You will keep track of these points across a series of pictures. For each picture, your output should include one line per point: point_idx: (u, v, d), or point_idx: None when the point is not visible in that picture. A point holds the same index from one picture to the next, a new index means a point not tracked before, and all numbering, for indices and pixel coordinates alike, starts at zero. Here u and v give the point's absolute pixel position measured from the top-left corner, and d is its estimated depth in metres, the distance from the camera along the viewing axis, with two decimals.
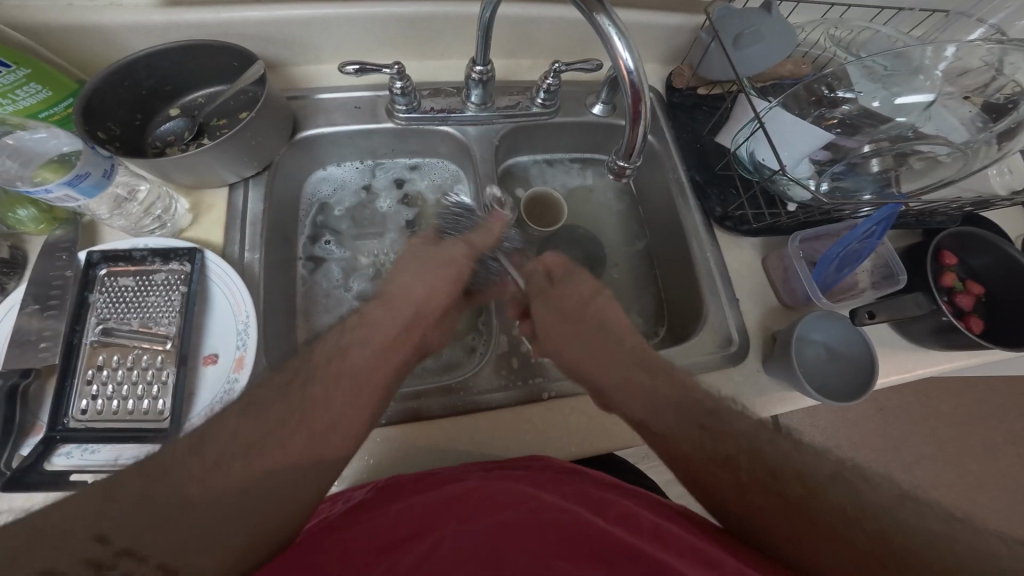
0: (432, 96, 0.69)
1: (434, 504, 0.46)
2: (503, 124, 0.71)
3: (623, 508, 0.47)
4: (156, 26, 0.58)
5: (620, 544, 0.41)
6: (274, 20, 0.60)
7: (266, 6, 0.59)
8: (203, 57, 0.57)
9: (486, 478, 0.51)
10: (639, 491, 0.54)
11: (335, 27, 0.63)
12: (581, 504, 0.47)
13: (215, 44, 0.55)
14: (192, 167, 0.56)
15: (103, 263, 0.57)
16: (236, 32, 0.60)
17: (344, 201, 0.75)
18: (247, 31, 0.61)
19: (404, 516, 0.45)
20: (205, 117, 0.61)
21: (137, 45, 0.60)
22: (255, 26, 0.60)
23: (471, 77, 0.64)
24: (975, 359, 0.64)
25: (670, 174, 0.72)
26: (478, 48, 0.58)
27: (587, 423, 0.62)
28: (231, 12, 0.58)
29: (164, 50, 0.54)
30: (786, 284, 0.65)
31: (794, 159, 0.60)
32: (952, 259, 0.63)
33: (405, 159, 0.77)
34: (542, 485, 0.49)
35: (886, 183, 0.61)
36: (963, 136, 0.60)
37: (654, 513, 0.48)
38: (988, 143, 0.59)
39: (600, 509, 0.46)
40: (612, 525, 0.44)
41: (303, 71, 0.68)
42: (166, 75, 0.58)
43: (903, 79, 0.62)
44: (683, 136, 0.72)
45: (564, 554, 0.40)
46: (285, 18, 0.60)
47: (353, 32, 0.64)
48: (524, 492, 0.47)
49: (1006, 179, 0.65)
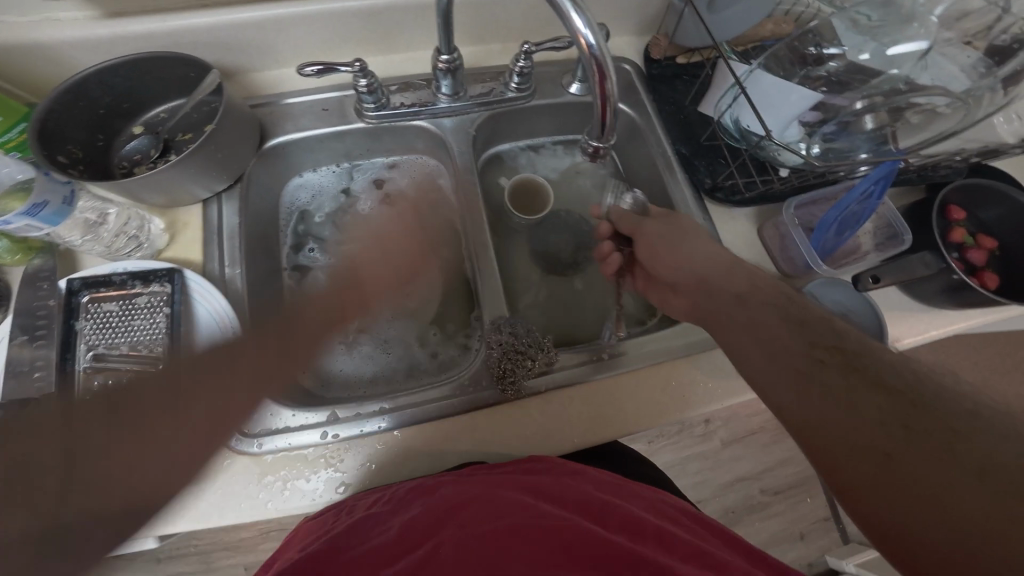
0: (401, 91, 0.66)
1: (437, 509, 0.46)
2: (479, 113, 0.69)
3: (625, 513, 0.47)
4: (102, 40, 0.56)
5: (620, 552, 0.41)
6: (226, 25, 0.58)
7: (214, 10, 0.57)
8: (156, 69, 0.55)
9: (488, 481, 0.50)
10: (646, 491, 0.54)
11: (290, 27, 0.61)
12: (581, 512, 0.46)
13: (165, 54, 0.54)
14: (161, 186, 0.54)
15: (84, 289, 0.55)
16: (187, 41, 0.59)
17: (324, 207, 0.73)
18: (198, 38, 0.59)
19: (408, 522, 0.45)
20: (168, 133, 0.59)
21: (90, 62, 0.58)
22: (207, 34, 0.58)
23: (439, 67, 0.61)
24: (992, 317, 0.61)
25: (655, 148, 0.69)
26: (441, 36, 0.56)
27: (589, 413, 0.60)
28: (179, 20, 0.57)
29: (112, 65, 0.53)
30: (785, 253, 0.62)
31: (781, 123, 0.57)
32: (960, 213, 0.60)
33: (382, 158, 0.75)
34: (545, 490, 0.49)
35: (882, 140, 0.58)
36: (963, 84, 0.55)
37: (656, 517, 0.48)
38: (993, 89, 0.55)
39: (600, 517, 0.46)
40: (618, 534, 0.43)
41: (265, 77, 0.66)
42: (123, 93, 0.56)
43: (895, 28, 0.56)
44: (667, 108, 0.69)
45: (563, 560, 0.39)
46: (238, 23, 0.58)
47: (311, 31, 0.62)
48: (527, 498, 0.47)
49: (1012, 126, 0.61)
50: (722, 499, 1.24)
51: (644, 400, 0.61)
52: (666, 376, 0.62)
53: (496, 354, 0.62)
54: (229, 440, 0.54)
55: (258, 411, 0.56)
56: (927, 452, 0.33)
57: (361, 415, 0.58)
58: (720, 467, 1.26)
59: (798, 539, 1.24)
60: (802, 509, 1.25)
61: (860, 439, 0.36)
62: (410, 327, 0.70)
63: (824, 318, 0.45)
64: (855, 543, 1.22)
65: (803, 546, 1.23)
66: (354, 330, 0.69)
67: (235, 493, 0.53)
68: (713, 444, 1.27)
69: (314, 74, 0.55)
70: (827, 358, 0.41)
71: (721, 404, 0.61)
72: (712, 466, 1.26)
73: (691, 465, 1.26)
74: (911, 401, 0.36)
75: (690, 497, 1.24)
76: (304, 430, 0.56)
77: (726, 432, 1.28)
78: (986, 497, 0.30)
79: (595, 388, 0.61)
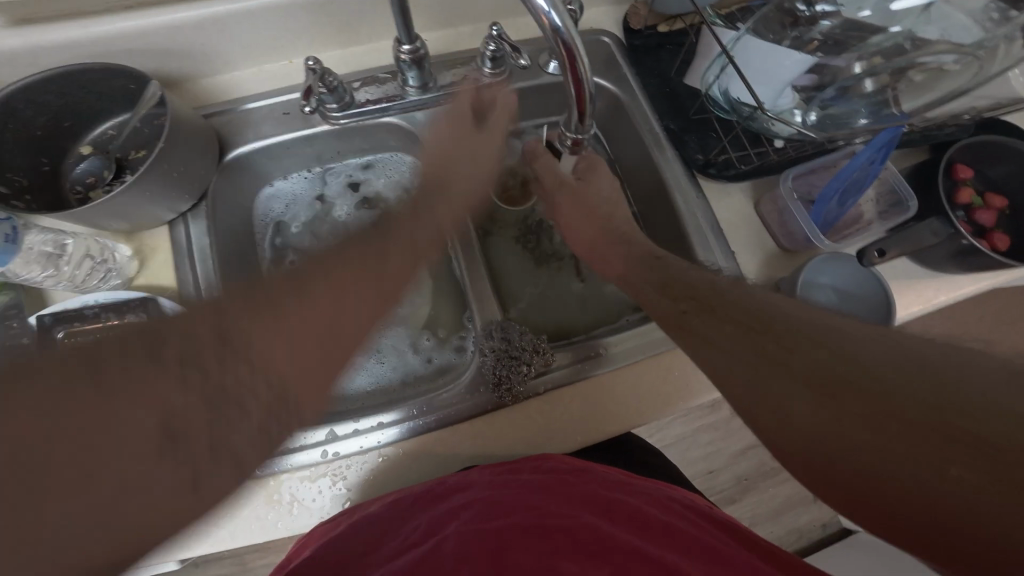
0: (364, 85, 0.62)
1: (444, 514, 0.46)
2: (454, 103, 0.65)
3: (630, 507, 0.47)
4: (21, 52, 0.52)
5: (631, 553, 0.40)
6: (162, 29, 0.54)
7: (146, 12, 0.53)
8: (96, 84, 0.52)
9: (494, 480, 0.49)
10: (654, 487, 0.54)
11: (234, 26, 0.56)
12: (590, 508, 0.46)
13: (100, 66, 0.49)
14: (120, 213, 0.50)
15: (57, 326, 0.50)
16: (120, 49, 0.54)
17: (299, 216, 0.70)
18: (133, 45, 0.54)
19: (414, 532, 0.45)
20: (120, 151, 0.56)
21: (13, 79, 0.53)
22: (142, 40, 0.54)
23: (402, 59, 0.57)
24: (1002, 277, 0.58)
25: (642, 125, 0.65)
26: (399, 24, 0.52)
27: (591, 409, 0.58)
28: (108, 25, 0.52)
29: (46, 83, 0.49)
30: (784, 228, 0.59)
31: (773, 91, 0.54)
32: (966, 171, 0.57)
33: (356, 159, 0.71)
34: (550, 487, 0.48)
35: (881, 105, 0.55)
36: (974, 35, 0.50)
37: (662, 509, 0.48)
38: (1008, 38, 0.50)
39: (609, 512, 0.45)
40: (626, 533, 0.43)
41: (216, 83, 0.62)
42: (62, 111, 0.52)
43: None
44: (651, 82, 0.66)
45: (568, 554, 0.39)
46: (174, 26, 0.54)
47: (258, 30, 0.58)
48: (536, 499, 0.46)
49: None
50: (735, 469, 1.25)
51: (648, 391, 0.59)
52: (669, 365, 0.60)
53: (490, 360, 0.60)
54: None
55: None
56: (844, 400, 0.35)
57: (359, 430, 0.55)
58: (731, 438, 1.26)
59: (812, 501, 1.25)
60: None
61: (778, 398, 0.37)
62: (401, 333, 0.68)
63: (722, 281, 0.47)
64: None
65: (817, 508, 1.25)
66: None
67: (242, 518, 0.51)
68: (723, 415, 1.27)
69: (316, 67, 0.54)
70: (732, 326, 0.43)
71: None
72: (723, 436, 1.26)
73: (702, 437, 1.26)
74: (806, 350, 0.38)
75: (703, 468, 1.25)
76: (302, 449, 0.54)
77: None
78: (898, 433, 0.32)
79: (596, 384, 0.59)
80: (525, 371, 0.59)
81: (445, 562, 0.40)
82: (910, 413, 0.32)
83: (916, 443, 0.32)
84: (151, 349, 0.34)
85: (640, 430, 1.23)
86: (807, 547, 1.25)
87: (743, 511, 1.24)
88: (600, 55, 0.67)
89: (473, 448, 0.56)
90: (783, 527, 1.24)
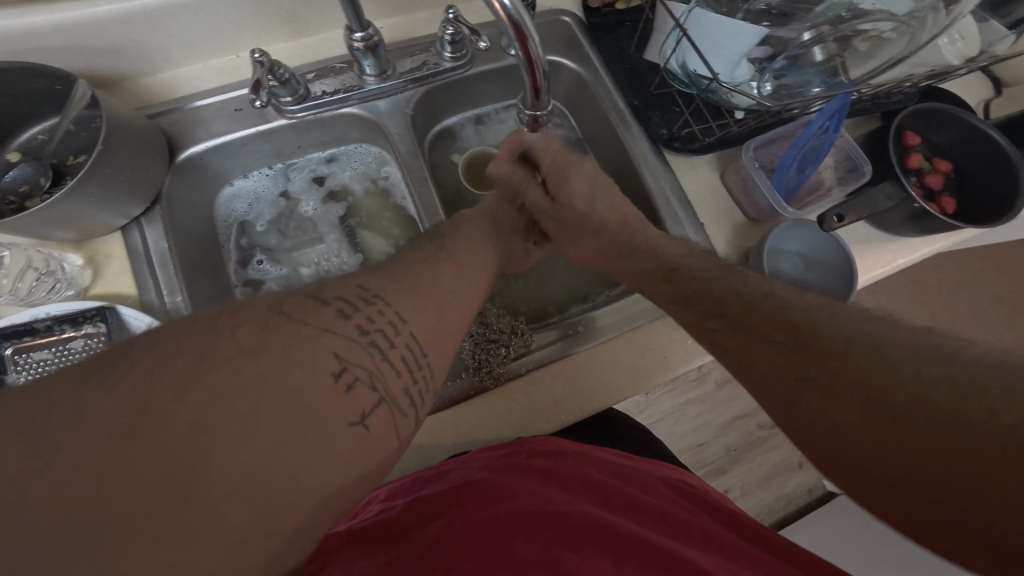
0: (319, 77, 0.60)
1: (440, 494, 0.47)
2: (415, 89, 0.64)
3: (626, 494, 0.48)
4: None
5: (629, 535, 0.42)
6: (89, 24, 0.50)
7: (65, 7, 0.49)
8: (14, 83, 0.48)
9: (492, 465, 0.51)
10: (643, 471, 0.56)
11: (171, 20, 0.54)
12: (585, 496, 0.47)
13: (17, 67, 0.47)
14: (65, 220, 0.48)
15: (6, 342, 0.47)
16: (40, 48, 0.50)
17: (264, 214, 0.68)
18: (55, 44, 0.51)
19: (411, 510, 0.47)
20: (57, 157, 0.53)
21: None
22: (70, 40, 0.51)
23: (355, 48, 0.55)
24: (954, 238, 0.61)
25: (606, 102, 0.65)
26: (348, 12, 0.50)
27: (572, 388, 0.59)
28: (16, 19, 0.48)
29: None
30: (750, 198, 0.61)
31: (729, 64, 0.55)
32: (915, 139, 0.59)
33: (318, 153, 0.69)
34: (547, 475, 0.49)
35: (833, 72, 0.56)
36: (905, 6, 0.51)
37: (658, 497, 0.50)
38: (935, 9, 0.50)
39: (606, 500, 0.47)
40: (626, 518, 0.45)
41: (161, 81, 0.60)
42: None
43: None
44: (612, 60, 0.65)
45: (565, 542, 0.40)
46: (98, 21, 0.50)
47: (196, 23, 0.55)
48: (532, 484, 0.47)
49: (957, 48, 0.58)
50: (723, 440, 1.30)
51: (625, 367, 0.60)
52: (646, 339, 0.61)
53: (469, 345, 0.60)
54: None
55: None
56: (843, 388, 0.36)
57: None
58: (717, 409, 1.31)
59: (797, 466, 1.31)
60: None
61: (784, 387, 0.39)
62: None
63: (711, 272, 0.49)
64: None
65: (802, 473, 1.31)
66: None
67: None
68: (708, 387, 1.31)
69: (263, 61, 0.51)
70: (730, 316, 0.45)
71: (702, 359, 0.61)
72: (709, 409, 1.31)
73: (689, 410, 1.30)
74: (795, 342, 0.40)
75: (692, 441, 1.29)
76: None
77: (719, 373, 1.32)
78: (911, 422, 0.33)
79: (576, 365, 0.60)
80: (504, 354, 0.60)
81: (444, 551, 0.40)
82: (933, 419, 0.32)
83: (941, 425, 0.32)
84: (319, 316, 0.33)
85: (628, 408, 1.26)
86: (794, 510, 1.30)
87: (733, 480, 1.29)
88: (560, 34, 0.66)
89: (457, 434, 0.56)
90: (772, 494, 1.30)
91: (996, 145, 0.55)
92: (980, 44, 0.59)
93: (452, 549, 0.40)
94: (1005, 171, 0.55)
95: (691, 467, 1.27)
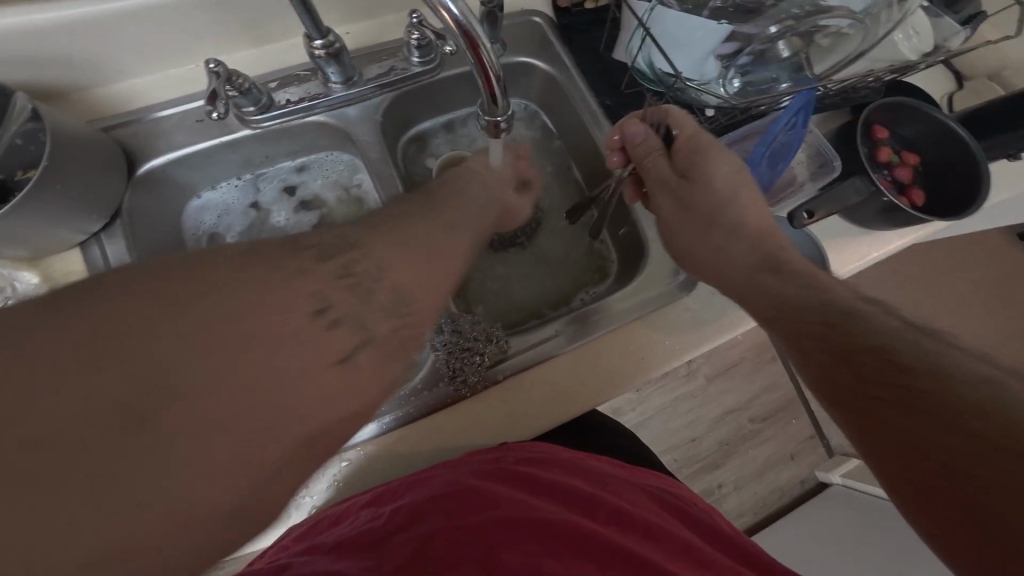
0: (283, 86, 0.59)
1: (423, 500, 0.46)
2: (382, 95, 0.63)
3: (613, 502, 0.48)
4: None
5: (616, 548, 0.42)
6: (34, 33, 0.49)
7: (6, 15, 0.47)
8: None
9: (479, 472, 0.49)
10: (629, 481, 0.55)
11: (122, 28, 0.52)
12: (570, 504, 0.46)
13: None
14: (19, 237, 0.47)
15: None
16: None
17: (233, 226, 0.66)
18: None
19: (394, 515, 0.45)
20: (3, 172, 0.49)
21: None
22: (13, 49, 0.49)
23: (317, 55, 0.54)
24: (924, 231, 0.62)
25: (578, 103, 0.65)
26: (306, 18, 0.49)
27: (553, 394, 0.58)
28: None
29: None
30: None
31: (694, 62, 0.55)
32: (883, 132, 0.59)
33: (288, 161, 0.68)
34: (534, 483, 0.49)
35: (800, 67, 0.56)
36: (863, 1, 0.52)
37: (642, 508, 0.50)
38: (888, 6, 0.52)
39: (591, 508, 0.46)
40: (611, 529, 0.44)
41: (118, 91, 0.58)
42: None
43: None
44: (584, 60, 0.65)
45: (552, 553, 0.40)
46: (44, 31, 0.49)
47: (150, 32, 0.54)
48: (518, 494, 0.47)
49: (913, 43, 0.58)
50: (715, 435, 1.30)
51: (605, 369, 0.59)
52: (626, 341, 0.60)
53: (444, 354, 0.59)
54: None
55: None
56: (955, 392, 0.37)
57: None
58: (708, 404, 1.31)
59: (789, 459, 1.32)
60: (788, 431, 1.32)
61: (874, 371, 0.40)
62: None
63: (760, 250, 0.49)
64: (838, 454, 1.33)
65: (795, 466, 1.32)
66: None
67: None
68: (698, 382, 1.31)
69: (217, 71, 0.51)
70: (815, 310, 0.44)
71: (683, 358, 0.60)
72: (701, 404, 1.31)
73: (680, 406, 1.30)
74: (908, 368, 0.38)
75: (685, 436, 1.29)
76: None
77: (709, 368, 1.32)
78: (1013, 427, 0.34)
79: (556, 369, 0.59)
80: (479, 362, 0.59)
81: (428, 562, 0.39)
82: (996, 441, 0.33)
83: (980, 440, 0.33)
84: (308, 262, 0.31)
85: (619, 406, 1.26)
86: (789, 502, 1.31)
87: (726, 475, 1.29)
88: (530, 35, 0.65)
89: (436, 443, 0.56)
90: (766, 486, 1.30)
91: (962, 137, 0.55)
92: (934, 39, 0.59)
93: (436, 559, 0.39)
94: (964, 166, 0.56)
95: (683, 462, 1.27)
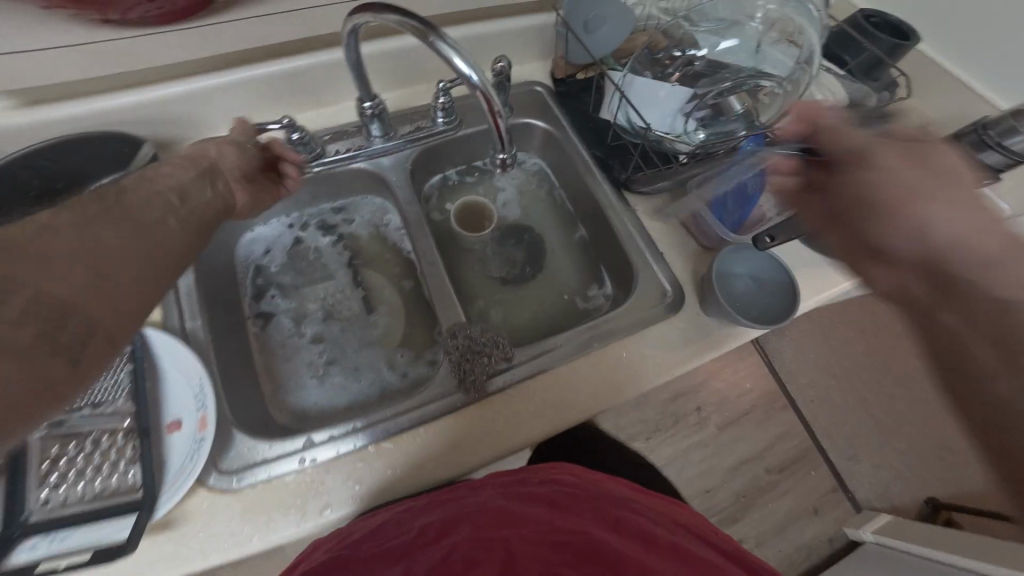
0: (334, 141, 0.73)
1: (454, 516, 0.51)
2: (412, 149, 0.77)
3: (637, 525, 0.51)
4: (28, 126, 0.62)
5: (633, 559, 0.44)
6: (154, 100, 0.66)
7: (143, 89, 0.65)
8: (90, 149, 0.63)
9: (507, 495, 0.55)
10: (655, 510, 0.57)
11: (216, 95, 0.68)
12: (595, 523, 0.50)
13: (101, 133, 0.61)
14: None
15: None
16: (115, 121, 0.66)
17: (277, 259, 0.79)
18: (127, 117, 0.66)
19: (425, 529, 0.50)
20: None
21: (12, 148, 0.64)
22: (133, 112, 0.66)
23: (365, 114, 0.67)
24: None
25: (575, 156, 0.77)
26: (358, 84, 0.63)
27: (551, 401, 0.64)
28: (102, 101, 0.64)
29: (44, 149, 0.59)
30: (699, 228, 0.71)
31: (660, 116, 0.67)
32: None
33: (330, 203, 0.82)
34: (559, 505, 0.53)
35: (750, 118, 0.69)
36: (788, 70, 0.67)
37: (669, 530, 0.52)
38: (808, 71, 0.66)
39: (616, 527, 0.50)
40: (631, 543, 0.47)
41: (199, 145, 0.72)
42: (62, 173, 0.62)
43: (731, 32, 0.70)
44: (578, 120, 0.78)
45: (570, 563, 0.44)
46: (159, 99, 0.66)
47: (236, 98, 0.70)
48: (542, 514, 0.51)
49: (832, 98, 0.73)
50: (731, 484, 1.28)
51: (600, 380, 0.65)
52: (618, 354, 0.66)
53: (455, 357, 0.65)
54: (206, 480, 0.57)
55: (233, 448, 0.59)
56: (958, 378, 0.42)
57: (337, 437, 0.60)
58: (722, 452, 1.30)
59: (813, 513, 1.28)
60: (807, 482, 1.29)
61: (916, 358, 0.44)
62: (377, 353, 0.74)
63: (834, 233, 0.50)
64: (865, 508, 1.28)
65: (819, 520, 1.27)
66: (323, 364, 0.73)
67: (220, 533, 0.55)
68: (710, 431, 1.31)
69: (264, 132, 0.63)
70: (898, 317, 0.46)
71: (673, 373, 0.65)
72: (715, 453, 1.30)
73: (692, 454, 1.29)
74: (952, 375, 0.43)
75: (699, 487, 1.27)
76: (282, 460, 0.58)
77: (719, 417, 1.33)
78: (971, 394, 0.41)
79: (556, 379, 0.65)
80: (486, 366, 0.64)
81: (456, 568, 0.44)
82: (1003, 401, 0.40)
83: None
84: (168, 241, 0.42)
85: None
86: (818, 563, 1.25)
87: (747, 530, 1.25)
88: (534, 102, 0.80)
89: (444, 445, 0.61)
90: (791, 544, 1.25)
91: None
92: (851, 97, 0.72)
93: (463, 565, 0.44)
94: None
95: None
